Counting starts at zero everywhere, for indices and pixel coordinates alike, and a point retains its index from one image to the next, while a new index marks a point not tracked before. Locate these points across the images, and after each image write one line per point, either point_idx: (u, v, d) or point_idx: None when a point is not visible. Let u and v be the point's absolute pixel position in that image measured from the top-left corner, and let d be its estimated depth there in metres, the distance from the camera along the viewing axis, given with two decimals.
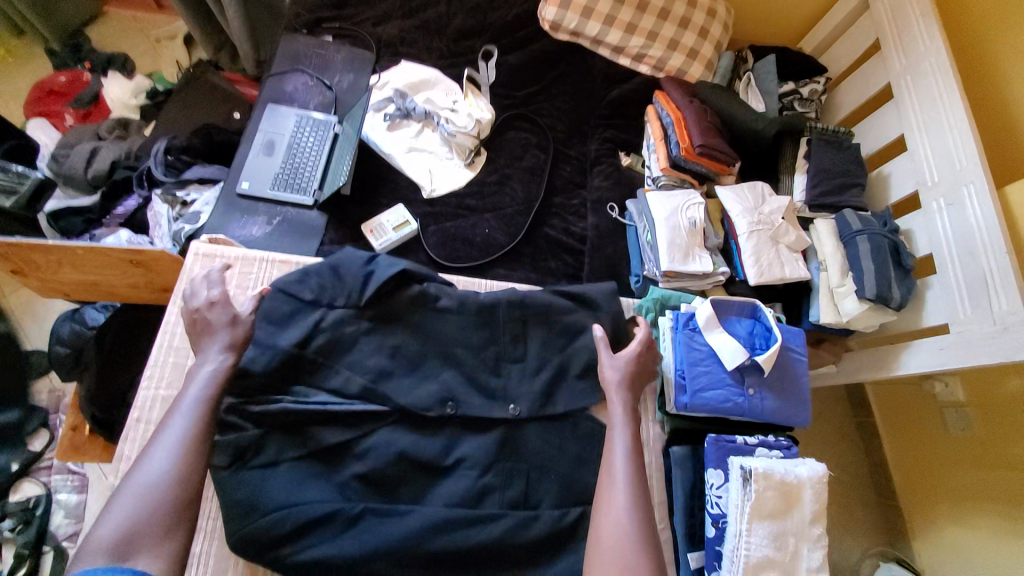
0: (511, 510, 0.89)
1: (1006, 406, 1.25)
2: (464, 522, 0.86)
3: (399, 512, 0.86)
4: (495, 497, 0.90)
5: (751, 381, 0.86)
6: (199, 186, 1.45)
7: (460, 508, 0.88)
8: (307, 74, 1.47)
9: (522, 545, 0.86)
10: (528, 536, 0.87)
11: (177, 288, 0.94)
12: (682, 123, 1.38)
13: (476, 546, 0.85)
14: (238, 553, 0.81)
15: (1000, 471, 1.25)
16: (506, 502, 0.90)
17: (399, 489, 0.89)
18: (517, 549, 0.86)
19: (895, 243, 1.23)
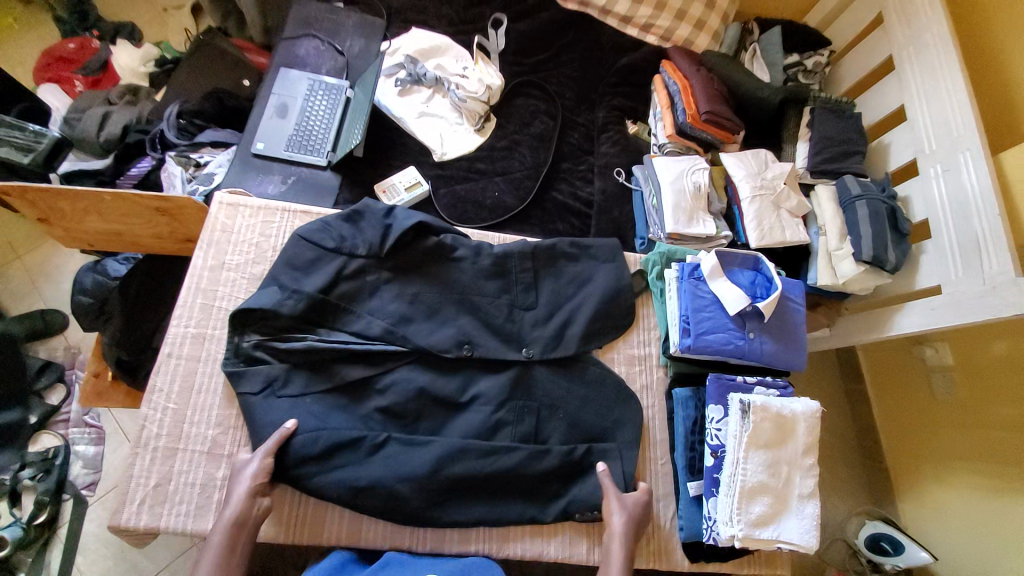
0: (523, 443, 0.92)
1: (990, 368, 1.30)
2: (481, 453, 0.89)
3: (421, 441, 0.89)
4: (508, 431, 0.93)
5: (751, 326, 0.91)
6: (212, 150, 1.49)
7: (477, 440, 0.91)
8: (318, 39, 1.48)
9: (535, 474, 0.89)
10: (541, 468, 0.90)
11: (204, 234, 0.96)
12: (689, 91, 1.42)
13: (490, 474, 0.89)
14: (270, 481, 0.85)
15: (982, 429, 1.32)
16: (519, 436, 0.93)
17: (419, 421, 0.93)
18: (530, 478, 0.90)
19: (893, 208, 1.27)
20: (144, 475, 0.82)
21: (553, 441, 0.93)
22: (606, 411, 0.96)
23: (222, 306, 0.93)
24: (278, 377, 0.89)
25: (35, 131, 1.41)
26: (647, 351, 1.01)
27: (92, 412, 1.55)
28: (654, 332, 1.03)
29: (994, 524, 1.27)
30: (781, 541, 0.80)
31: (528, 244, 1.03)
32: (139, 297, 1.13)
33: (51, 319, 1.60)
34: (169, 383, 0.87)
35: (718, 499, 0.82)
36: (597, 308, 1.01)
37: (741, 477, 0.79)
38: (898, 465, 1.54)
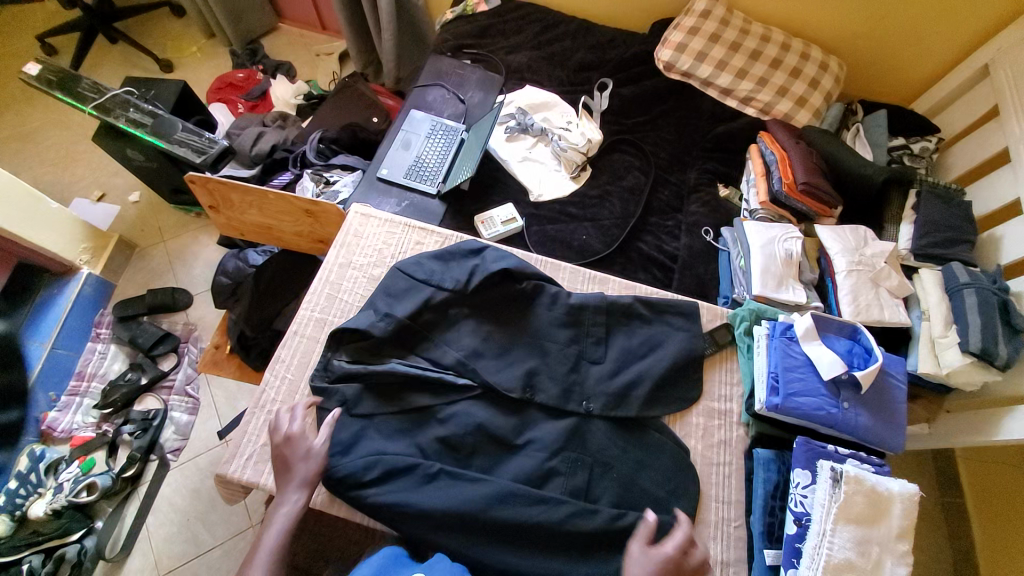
0: (571, 499, 0.87)
1: None
2: (529, 500, 0.86)
3: (469, 479, 0.87)
4: (559, 482, 0.89)
5: (846, 395, 0.88)
6: (341, 171, 1.71)
7: (526, 486, 0.88)
8: (446, 88, 1.71)
9: (581, 534, 0.84)
10: (585, 529, 0.84)
11: (338, 237, 1.11)
12: (787, 162, 1.45)
13: (534, 526, 0.84)
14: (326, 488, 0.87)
15: None
16: (568, 489, 0.88)
17: (473, 457, 0.91)
18: (576, 538, 0.84)
19: (1006, 301, 1.17)
20: (255, 433, 0.93)
21: (602, 502, 0.88)
22: (664, 479, 0.91)
23: (342, 298, 1.05)
24: (350, 398, 0.93)
25: (209, 138, 1.68)
26: (728, 406, 0.98)
27: (194, 383, 1.69)
28: (737, 388, 0.99)
29: None
30: None
31: (605, 300, 1.02)
32: (268, 283, 1.29)
33: (179, 298, 1.79)
34: (290, 356, 0.99)
35: (798, 570, 0.76)
36: (673, 361, 0.98)
37: (827, 551, 0.73)
38: None
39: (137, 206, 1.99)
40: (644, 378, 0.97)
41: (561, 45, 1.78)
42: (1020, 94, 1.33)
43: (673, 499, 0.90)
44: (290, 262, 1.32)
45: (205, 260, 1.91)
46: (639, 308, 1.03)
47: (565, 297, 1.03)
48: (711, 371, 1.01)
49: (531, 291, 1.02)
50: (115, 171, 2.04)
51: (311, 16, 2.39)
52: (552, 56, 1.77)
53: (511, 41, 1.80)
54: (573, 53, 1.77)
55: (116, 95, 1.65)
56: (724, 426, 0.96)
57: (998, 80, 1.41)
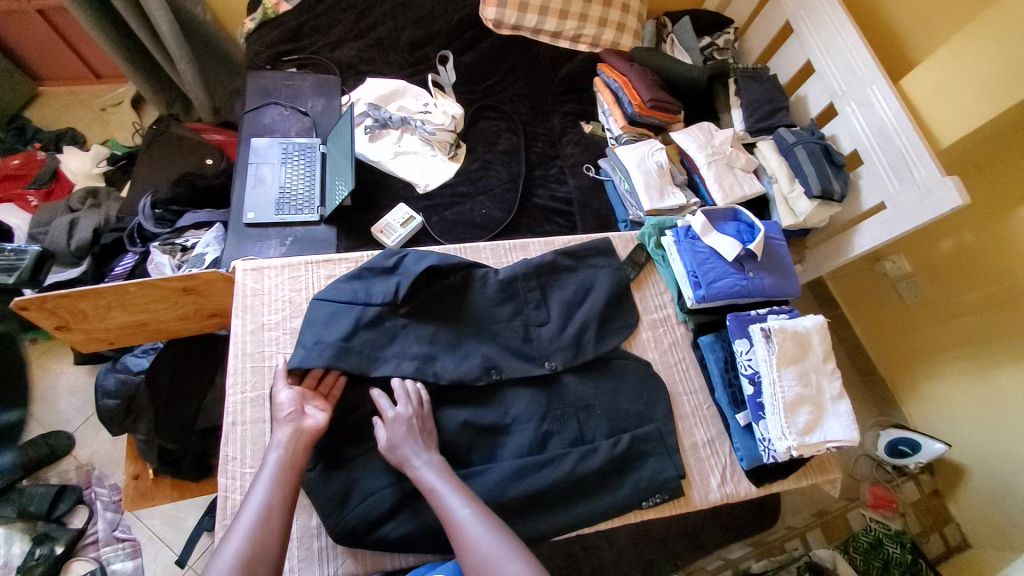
0: (574, 447, 0.93)
1: (943, 267, 1.54)
2: (538, 465, 0.89)
3: (478, 471, 0.87)
4: (557, 439, 0.94)
5: (749, 267, 1.03)
6: (196, 231, 1.48)
7: (531, 456, 0.91)
8: (281, 105, 1.53)
9: (591, 473, 0.90)
10: (595, 467, 0.91)
11: (235, 304, 0.99)
12: (630, 86, 1.57)
13: (551, 487, 0.88)
14: (342, 545, 0.83)
15: (953, 321, 1.55)
16: (567, 442, 0.94)
17: (470, 454, 0.91)
18: (587, 478, 0.90)
19: (825, 146, 1.45)
20: None
21: (598, 437, 0.95)
22: (637, 395, 1.00)
23: (272, 365, 0.96)
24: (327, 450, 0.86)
25: (14, 249, 1.41)
26: (666, 312, 1.10)
27: (123, 525, 1.43)
28: (665, 295, 1.12)
29: (996, 401, 1.47)
30: (829, 442, 0.90)
31: (530, 263, 1.06)
32: (170, 384, 1.14)
33: (54, 442, 1.48)
34: (241, 450, 0.89)
35: (767, 420, 0.92)
36: (608, 294, 1.07)
37: (782, 394, 0.89)
38: (894, 367, 1.74)
39: None
40: (593, 318, 1.03)
41: (385, 28, 1.69)
42: None
43: (651, 409, 0.99)
44: (191, 351, 1.17)
45: (68, 388, 1.58)
46: (562, 259, 1.08)
47: (493, 273, 1.04)
48: (641, 289, 1.12)
49: (460, 281, 1.02)
50: None
51: (76, 66, 1.94)
52: (380, 42, 1.68)
53: (331, 36, 1.67)
54: (400, 33, 1.69)
55: None
56: (668, 330, 1.08)
57: None
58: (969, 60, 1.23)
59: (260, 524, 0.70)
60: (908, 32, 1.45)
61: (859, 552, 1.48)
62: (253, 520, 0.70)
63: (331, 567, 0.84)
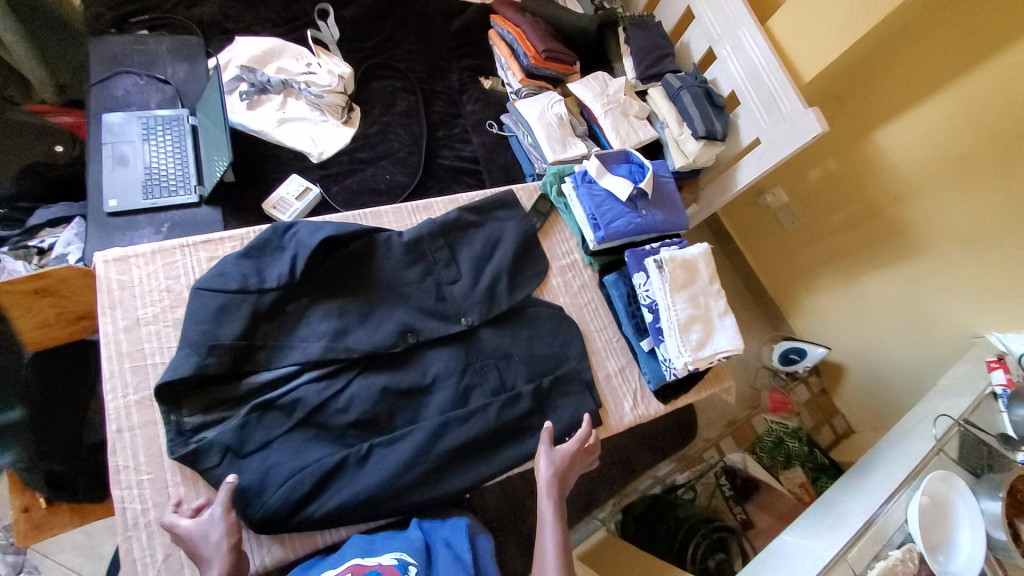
0: (496, 396, 0.96)
1: (815, 194, 1.74)
2: (462, 419, 0.91)
3: (402, 435, 0.88)
4: (479, 391, 0.96)
5: (642, 205, 1.10)
6: (53, 230, 1.27)
7: (454, 410, 0.92)
8: (133, 72, 1.33)
9: (514, 418, 0.93)
10: (517, 411, 0.94)
11: (100, 301, 0.88)
12: (524, 37, 1.55)
13: (477, 437, 0.90)
14: (264, 532, 0.80)
15: (824, 241, 1.76)
16: (490, 392, 0.97)
17: (394, 419, 0.91)
18: (511, 423, 0.94)
19: (707, 89, 1.55)
20: (146, 555, 0.78)
21: (519, 383, 0.99)
22: (552, 339, 1.05)
23: (155, 361, 0.87)
24: (233, 439, 0.81)
25: None
26: (573, 258, 1.14)
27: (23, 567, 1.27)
28: (570, 241, 1.16)
29: (863, 304, 1.72)
30: (721, 353, 1.00)
31: (435, 222, 1.04)
32: (45, 400, 1.03)
33: None
34: (133, 457, 0.81)
35: (665, 341, 1.01)
36: (516, 247, 1.08)
37: (676, 316, 0.98)
38: (782, 289, 1.96)
39: None
40: (503, 272, 1.05)
41: None
42: None
43: (566, 350, 1.05)
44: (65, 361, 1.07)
45: None
46: (467, 216, 1.08)
47: (397, 236, 1.02)
48: (548, 238, 1.15)
49: (363, 248, 0.98)
50: None
51: None
52: None
53: None
54: None
55: None
56: (576, 274, 1.13)
57: None
58: (820, 0, 1.35)
59: None
60: None
61: (765, 450, 1.69)
62: None
63: (258, 555, 0.82)
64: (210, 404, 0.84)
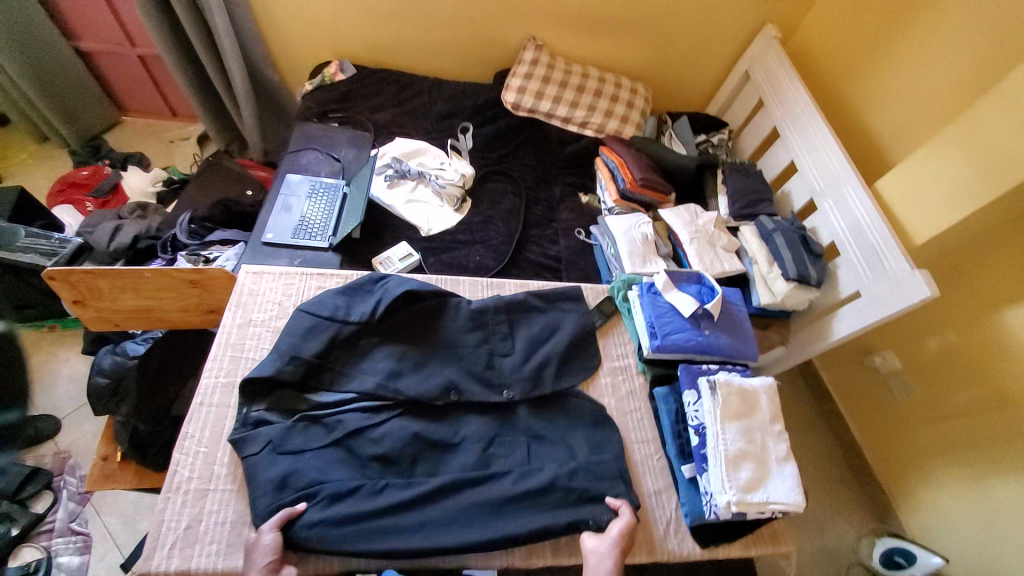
0: (517, 467, 0.95)
1: (936, 367, 1.53)
2: (474, 483, 0.92)
3: (417, 480, 0.90)
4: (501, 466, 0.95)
5: (706, 325, 1.10)
6: (221, 247, 1.65)
7: (472, 474, 0.93)
8: (318, 150, 1.77)
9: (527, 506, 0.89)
10: (531, 493, 0.90)
11: (231, 299, 1.10)
12: (625, 166, 1.75)
13: (484, 511, 0.88)
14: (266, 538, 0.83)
15: (943, 424, 1.51)
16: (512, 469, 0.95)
17: (415, 466, 0.94)
18: (523, 509, 0.90)
19: (803, 236, 1.56)
20: (174, 518, 0.86)
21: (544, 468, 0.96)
22: (589, 435, 1.02)
23: (248, 356, 1.04)
24: (276, 437, 0.91)
25: (59, 238, 1.55)
26: (626, 362, 1.14)
27: (80, 518, 1.45)
28: (629, 345, 1.17)
29: (997, 516, 1.38)
30: (773, 503, 0.89)
31: (502, 299, 1.13)
32: (160, 370, 1.22)
33: (42, 424, 1.54)
34: (201, 430, 0.94)
35: (709, 472, 0.92)
36: (573, 337, 1.12)
37: (723, 447, 0.91)
38: (889, 470, 1.67)
39: None
40: (554, 360, 1.08)
41: (420, 100, 1.97)
42: (776, 87, 1.83)
43: (600, 452, 1.00)
44: (189, 343, 1.28)
45: (68, 377, 1.68)
46: (533, 300, 1.15)
47: (466, 304, 1.11)
48: (606, 336, 1.18)
49: (435, 306, 1.09)
50: None
51: (159, 104, 2.30)
52: (413, 110, 1.95)
53: (374, 102, 1.95)
54: (433, 105, 1.96)
55: None
56: (626, 379, 1.11)
57: (758, 80, 1.93)
58: (932, 170, 1.34)
59: None
60: (891, 142, 1.61)
61: None
62: None
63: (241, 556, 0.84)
64: (275, 402, 0.96)
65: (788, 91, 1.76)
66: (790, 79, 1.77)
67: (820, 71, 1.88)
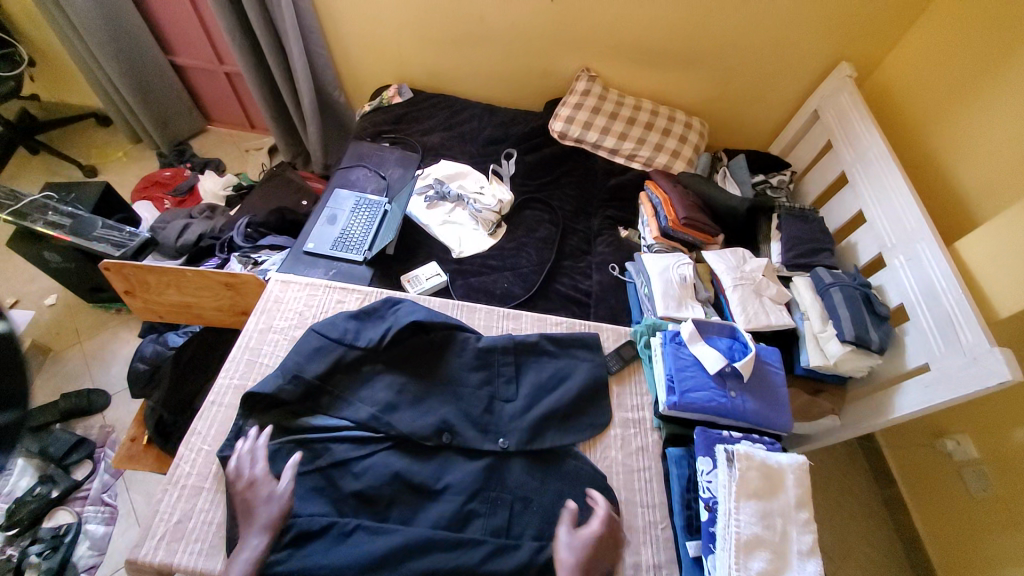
0: (493, 537, 0.88)
1: (1015, 462, 1.34)
2: (448, 545, 0.85)
3: (388, 530, 0.86)
4: (481, 523, 0.90)
5: (733, 386, 0.98)
6: (270, 251, 1.77)
7: (446, 530, 0.88)
8: (368, 167, 1.85)
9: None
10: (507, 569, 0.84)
11: (258, 304, 1.15)
12: (669, 203, 1.67)
13: None
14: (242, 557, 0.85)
15: (1023, 531, 1.31)
16: (489, 529, 0.89)
17: (390, 509, 0.91)
18: None
19: (866, 294, 1.40)
20: (168, 511, 0.89)
21: (524, 537, 0.89)
22: (581, 506, 0.93)
23: (263, 362, 1.07)
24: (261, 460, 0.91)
25: (130, 233, 1.72)
26: (641, 415, 1.05)
27: (112, 490, 1.57)
28: (646, 397, 1.08)
29: None
30: None
31: (513, 339, 1.09)
32: (192, 362, 1.31)
33: (95, 399, 1.71)
34: (208, 427, 0.98)
35: (716, 553, 0.83)
36: (581, 388, 1.05)
37: (735, 528, 0.80)
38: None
39: (53, 309, 1.94)
40: (556, 414, 1.01)
41: (469, 125, 2.01)
42: (846, 130, 1.69)
43: None
44: (216, 338, 1.35)
45: (124, 358, 1.85)
46: (545, 344, 1.11)
47: (474, 340, 1.09)
48: (620, 384, 1.10)
49: (443, 341, 1.08)
50: (30, 277, 2.01)
51: (240, 117, 2.54)
52: (462, 135, 1.99)
53: (426, 125, 2.02)
54: (481, 131, 2.00)
55: (32, 200, 1.67)
56: (639, 434, 1.03)
57: (827, 120, 1.79)
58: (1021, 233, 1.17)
59: None
60: (974, 197, 1.42)
61: None
62: None
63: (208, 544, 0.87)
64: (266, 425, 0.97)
65: (861, 134, 1.62)
66: (864, 121, 1.62)
67: (898, 116, 1.71)
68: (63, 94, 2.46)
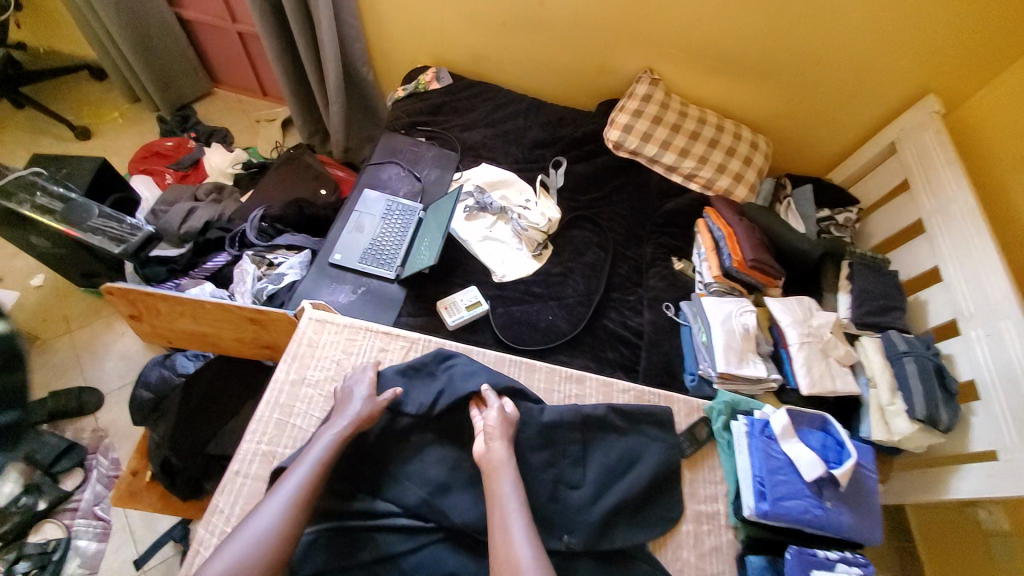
0: None
1: None
2: None
3: None
4: None
5: (829, 495, 0.98)
6: (286, 252, 1.56)
7: None
8: (400, 165, 1.66)
9: None
10: None
11: (290, 348, 1.08)
12: (734, 239, 1.53)
13: None
14: None
15: None
16: None
17: None
18: None
19: (939, 365, 1.27)
20: None
21: None
22: None
23: (294, 423, 1.00)
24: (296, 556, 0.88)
25: (131, 225, 1.58)
26: (716, 508, 1.04)
27: (106, 503, 1.46)
28: (721, 487, 1.07)
29: None
30: None
31: (579, 414, 1.04)
32: (203, 400, 1.22)
33: (87, 399, 1.58)
34: (230, 504, 0.91)
35: None
36: (653, 473, 1.02)
37: None
38: None
39: (41, 290, 1.77)
40: (623, 508, 0.98)
41: (513, 123, 1.81)
42: (927, 173, 1.51)
43: None
44: (231, 369, 1.27)
45: (119, 354, 1.69)
46: (613, 417, 1.06)
47: (538, 412, 1.03)
48: (694, 470, 1.08)
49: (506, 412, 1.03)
50: (15, 253, 1.83)
51: (250, 82, 2.28)
52: (505, 134, 1.80)
53: (465, 119, 1.81)
54: (526, 131, 1.80)
55: (19, 176, 1.51)
56: (714, 533, 1.02)
57: (905, 157, 1.61)
58: None
59: (300, 492, 0.85)
60: None
61: None
62: (303, 476, 0.87)
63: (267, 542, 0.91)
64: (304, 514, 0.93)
65: (944, 183, 1.44)
66: (949, 168, 1.44)
67: (984, 159, 1.52)
68: (54, 41, 2.21)
